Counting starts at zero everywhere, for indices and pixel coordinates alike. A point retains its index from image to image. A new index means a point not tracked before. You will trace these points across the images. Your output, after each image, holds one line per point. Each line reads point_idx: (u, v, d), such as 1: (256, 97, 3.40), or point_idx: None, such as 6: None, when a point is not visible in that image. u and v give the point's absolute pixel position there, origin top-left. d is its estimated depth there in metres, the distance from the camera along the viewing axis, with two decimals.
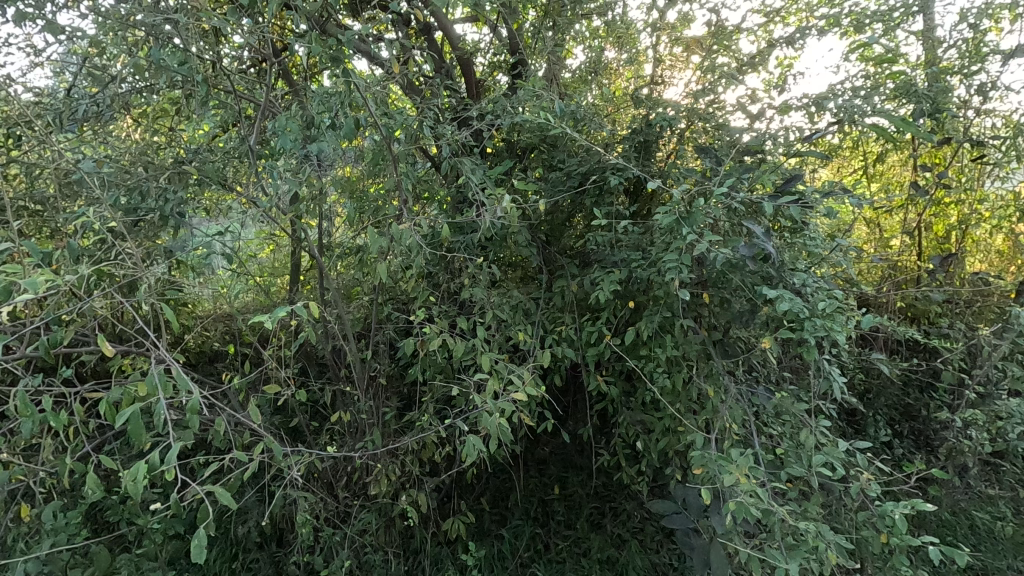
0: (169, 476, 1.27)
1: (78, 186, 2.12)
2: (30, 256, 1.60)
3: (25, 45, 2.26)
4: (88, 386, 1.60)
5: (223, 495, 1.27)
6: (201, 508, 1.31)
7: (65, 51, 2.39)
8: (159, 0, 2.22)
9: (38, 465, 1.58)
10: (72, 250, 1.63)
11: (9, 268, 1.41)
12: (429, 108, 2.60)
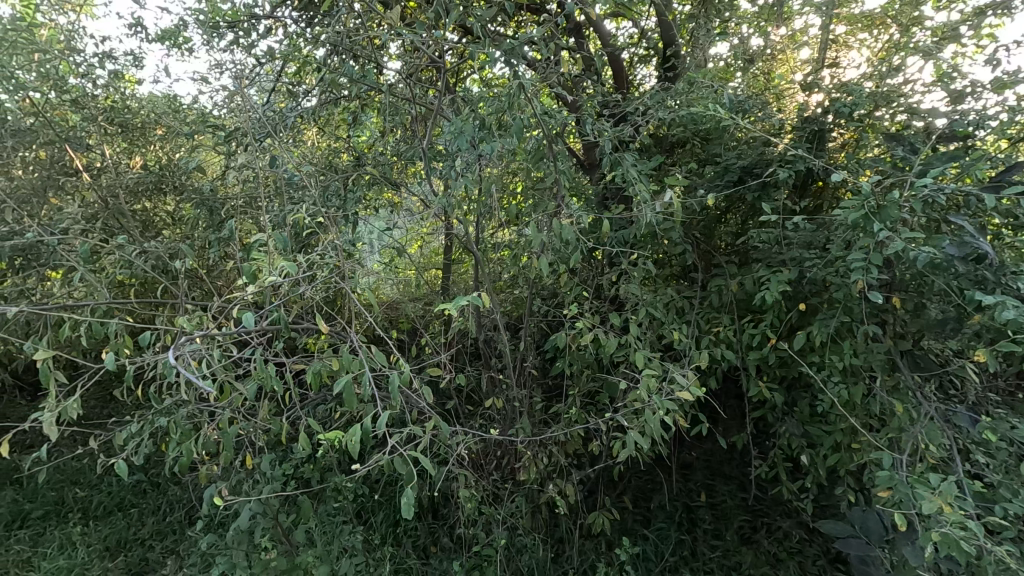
0: (375, 440, 1.46)
1: (283, 189, 2.48)
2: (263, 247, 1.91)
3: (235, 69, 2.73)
4: (297, 359, 1.84)
5: (427, 464, 1.50)
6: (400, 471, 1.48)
7: (264, 72, 2.83)
8: (342, 22, 2.52)
9: (260, 422, 1.88)
10: (291, 243, 1.90)
11: (256, 256, 1.70)
12: (583, 106, 2.63)
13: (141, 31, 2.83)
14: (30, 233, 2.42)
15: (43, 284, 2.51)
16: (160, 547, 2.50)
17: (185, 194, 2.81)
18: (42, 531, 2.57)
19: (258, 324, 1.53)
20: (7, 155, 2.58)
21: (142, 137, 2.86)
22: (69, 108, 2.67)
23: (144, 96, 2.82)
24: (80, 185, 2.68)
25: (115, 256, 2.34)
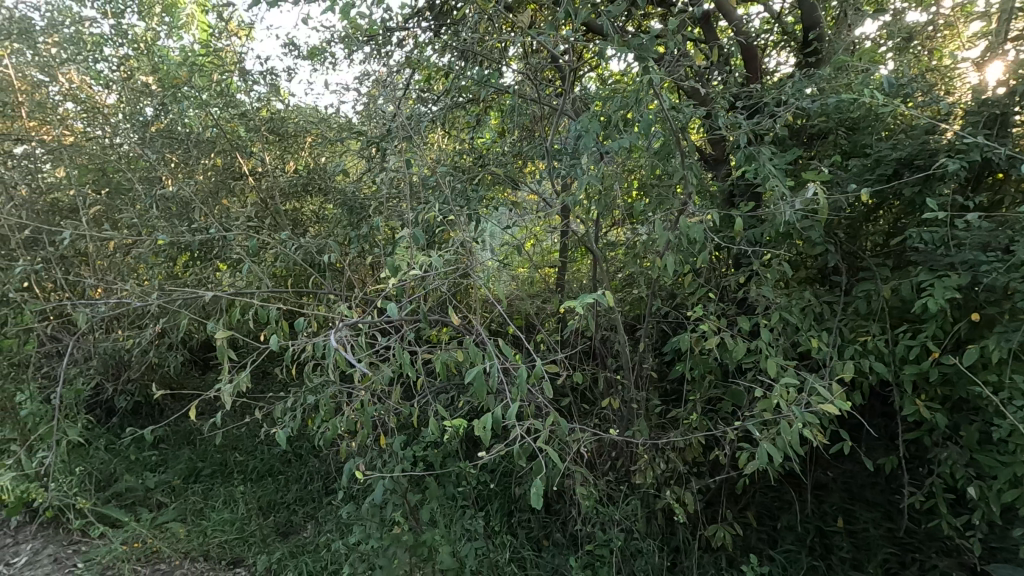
0: (504, 430, 1.52)
1: (413, 189, 2.63)
2: (402, 245, 2.04)
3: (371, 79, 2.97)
4: (428, 350, 1.95)
5: (557, 454, 1.62)
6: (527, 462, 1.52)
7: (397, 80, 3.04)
8: (469, 27, 2.63)
9: (394, 405, 2.02)
10: (426, 242, 2.01)
11: (399, 252, 1.83)
12: (711, 99, 2.51)
13: (294, 49, 3.18)
14: (211, 230, 2.81)
15: (216, 273, 2.89)
16: (302, 512, 2.79)
17: (328, 195, 3.09)
18: (211, 486, 2.98)
19: (399, 314, 1.71)
20: (193, 164, 3.02)
21: (294, 144, 3.19)
22: (239, 121, 3.05)
23: (297, 107, 3.16)
24: (247, 188, 3.05)
25: (274, 251, 2.65)
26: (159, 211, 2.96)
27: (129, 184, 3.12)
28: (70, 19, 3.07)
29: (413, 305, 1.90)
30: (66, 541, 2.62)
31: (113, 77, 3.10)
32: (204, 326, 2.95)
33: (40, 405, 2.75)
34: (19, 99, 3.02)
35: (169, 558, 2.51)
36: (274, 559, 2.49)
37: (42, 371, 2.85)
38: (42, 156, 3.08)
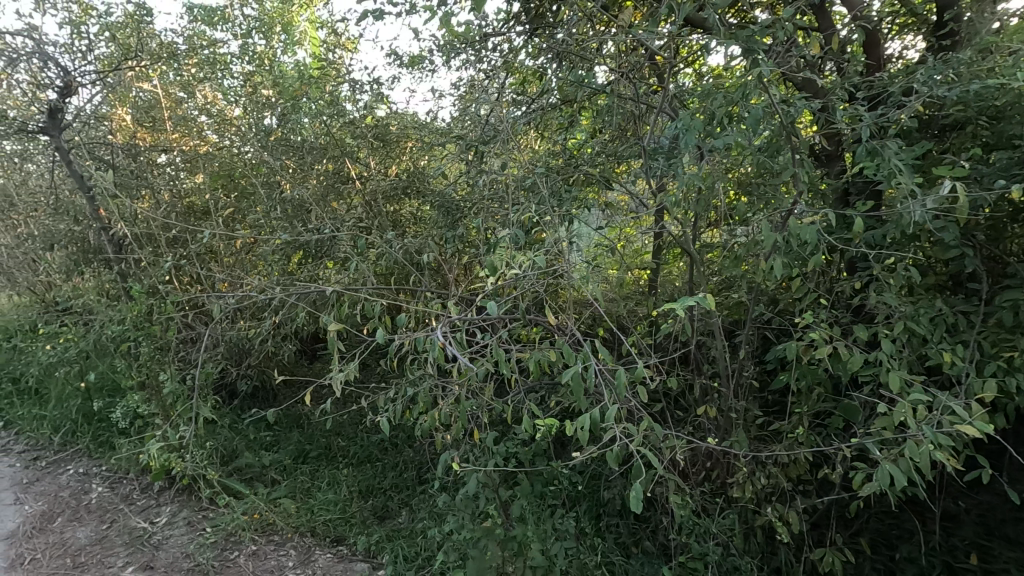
0: (604, 432, 1.51)
1: (506, 190, 2.67)
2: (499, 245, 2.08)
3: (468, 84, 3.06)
4: (522, 349, 1.96)
5: (656, 460, 1.57)
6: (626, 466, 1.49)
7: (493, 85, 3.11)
8: (565, 29, 2.63)
9: (488, 401, 2.07)
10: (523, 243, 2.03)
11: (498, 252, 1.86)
12: (825, 91, 2.34)
13: (396, 59, 3.34)
14: (322, 230, 3.02)
15: (326, 270, 3.10)
16: (398, 499, 2.93)
17: (425, 197, 3.22)
18: (317, 468, 3.21)
19: (499, 312, 1.75)
20: (308, 169, 3.25)
21: (396, 148, 3.33)
22: (347, 129, 3.26)
23: (398, 113, 3.32)
24: (354, 192, 3.24)
25: (379, 250, 2.80)
26: (277, 213, 3.23)
27: (252, 188, 3.43)
28: (206, 42, 3.51)
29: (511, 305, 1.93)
30: (198, 507, 2.93)
31: (241, 92, 3.42)
32: (314, 319, 3.19)
33: (180, 384, 3.11)
34: (165, 115, 3.43)
35: (282, 530, 2.74)
36: (373, 541, 2.63)
37: (181, 355, 3.22)
38: (181, 164, 3.46)
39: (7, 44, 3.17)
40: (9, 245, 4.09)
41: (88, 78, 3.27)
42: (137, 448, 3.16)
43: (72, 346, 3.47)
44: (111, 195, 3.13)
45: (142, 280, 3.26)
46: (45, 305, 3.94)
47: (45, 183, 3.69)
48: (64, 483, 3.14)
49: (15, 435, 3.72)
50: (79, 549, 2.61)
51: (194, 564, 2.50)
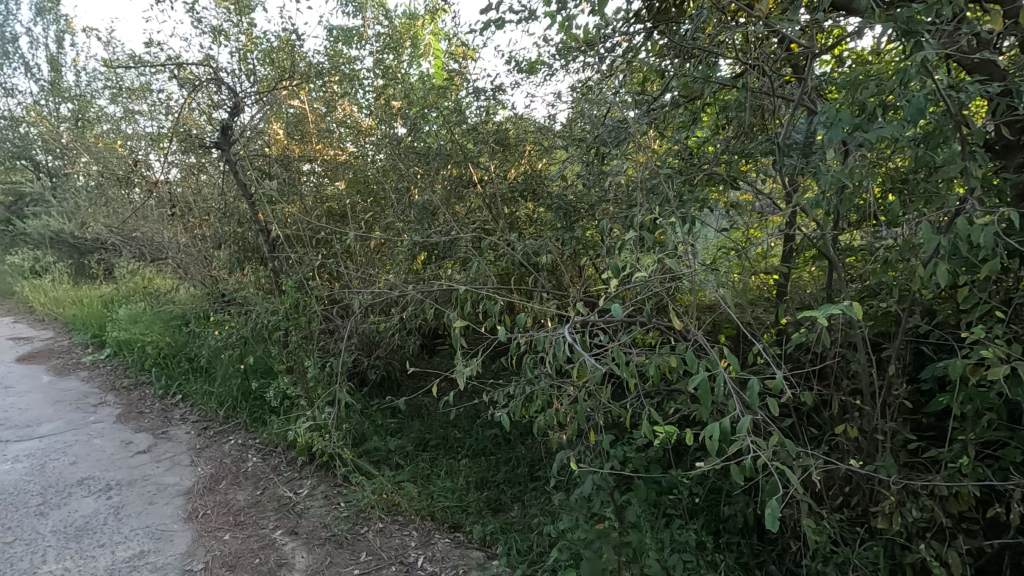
0: (735, 441, 1.44)
1: (625, 191, 2.63)
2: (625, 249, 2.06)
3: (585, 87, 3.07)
4: (643, 354, 1.92)
5: (791, 476, 1.47)
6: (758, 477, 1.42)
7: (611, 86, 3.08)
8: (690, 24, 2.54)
9: (605, 403, 2.06)
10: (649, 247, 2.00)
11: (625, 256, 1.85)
12: (1005, 72, 2.03)
13: (514, 66, 3.44)
14: (446, 232, 3.19)
15: (448, 270, 3.26)
16: (511, 493, 3.02)
17: (542, 199, 3.28)
18: (436, 456, 3.40)
19: (623, 314, 1.71)
20: (434, 174, 3.40)
21: (516, 151, 3.41)
22: (469, 134, 3.37)
23: (515, 118, 3.43)
24: (474, 194, 3.36)
25: (501, 251, 2.90)
26: (406, 216, 3.44)
27: (382, 193, 3.70)
28: (345, 60, 3.86)
29: (634, 310, 1.91)
30: (333, 483, 3.23)
31: (375, 105, 3.71)
32: (436, 316, 3.38)
33: (320, 371, 3.45)
34: (312, 128, 3.83)
35: (405, 511, 2.93)
36: (487, 531, 2.74)
37: (321, 344, 3.57)
38: (323, 173, 3.84)
39: (191, 73, 3.73)
40: (187, 244, 4.79)
41: (251, 98, 3.73)
42: (285, 425, 3.56)
43: (235, 333, 3.99)
44: (269, 201, 3.55)
45: (291, 276, 3.66)
46: (214, 297, 4.56)
47: (215, 191, 4.27)
48: (227, 452, 3.62)
49: (190, 407, 4.37)
50: (239, 509, 2.98)
51: (330, 534, 2.76)
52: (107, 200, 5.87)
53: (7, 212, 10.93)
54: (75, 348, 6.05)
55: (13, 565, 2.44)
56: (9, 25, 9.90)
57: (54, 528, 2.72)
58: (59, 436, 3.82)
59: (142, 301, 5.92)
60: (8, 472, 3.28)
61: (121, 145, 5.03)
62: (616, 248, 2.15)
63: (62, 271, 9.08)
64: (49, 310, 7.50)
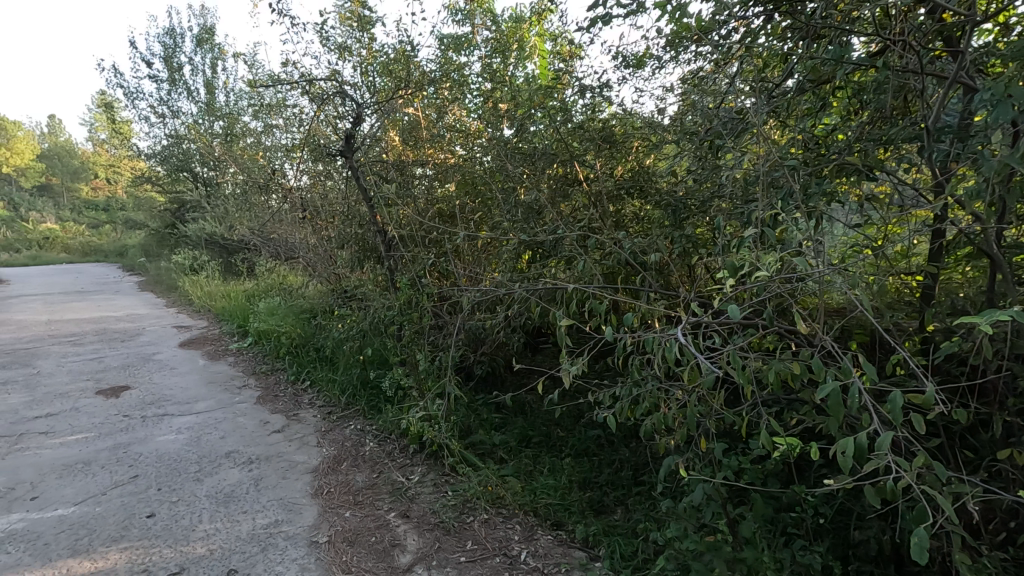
0: (873, 460, 1.30)
1: (742, 187, 2.48)
2: (746, 249, 1.95)
3: (697, 80, 2.93)
4: (761, 359, 1.80)
5: (943, 504, 1.29)
6: (900, 499, 1.27)
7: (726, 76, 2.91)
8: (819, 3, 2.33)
9: (718, 410, 1.97)
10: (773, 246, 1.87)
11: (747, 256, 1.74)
12: None
13: (621, 61, 3.37)
14: (552, 231, 3.21)
15: (552, 269, 3.28)
16: (614, 497, 2.99)
17: (650, 196, 3.19)
18: (539, 453, 3.44)
19: (741, 316, 1.61)
20: (540, 174, 3.42)
21: (623, 147, 3.33)
22: (576, 133, 3.35)
23: (621, 114, 3.36)
24: (580, 193, 3.36)
25: (608, 250, 2.85)
26: (513, 216, 3.48)
27: (489, 194, 3.78)
28: (456, 66, 4.01)
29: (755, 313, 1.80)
30: (441, 472, 3.38)
31: (483, 108, 3.83)
32: (540, 314, 3.42)
33: (431, 364, 3.63)
34: (424, 134, 4.04)
35: (509, 505, 2.99)
36: (590, 531, 2.72)
37: (432, 339, 3.76)
38: (434, 176, 4.03)
39: (320, 89, 4.08)
40: (315, 245, 5.25)
41: (370, 108, 4.01)
42: (398, 414, 3.79)
43: (355, 327, 4.31)
44: (387, 204, 3.80)
45: (406, 274, 3.89)
46: (338, 293, 4.97)
47: (339, 195, 4.64)
48: (348, 436, 3.93)
49: (317, 393, 4.80)
50: (358, 490, 3.22)
51: (439, 520, 2.89)
52: (249, 205, 6.59)
53: (172, 217, 12.67)
54: (224, 336, 6.88)
55: (177, 521, 2.82)
56: (176, 56, 11.46)
57: (208, 493, 3.11)
58: (212, 413, 4.36)
59: (278, 296, 6.59)
60: (173, 441, 3.80)
61: (262, 156, 5.64)
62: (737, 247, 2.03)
63: (213, 269, 10.36)
64: (204, 303, 8.59)
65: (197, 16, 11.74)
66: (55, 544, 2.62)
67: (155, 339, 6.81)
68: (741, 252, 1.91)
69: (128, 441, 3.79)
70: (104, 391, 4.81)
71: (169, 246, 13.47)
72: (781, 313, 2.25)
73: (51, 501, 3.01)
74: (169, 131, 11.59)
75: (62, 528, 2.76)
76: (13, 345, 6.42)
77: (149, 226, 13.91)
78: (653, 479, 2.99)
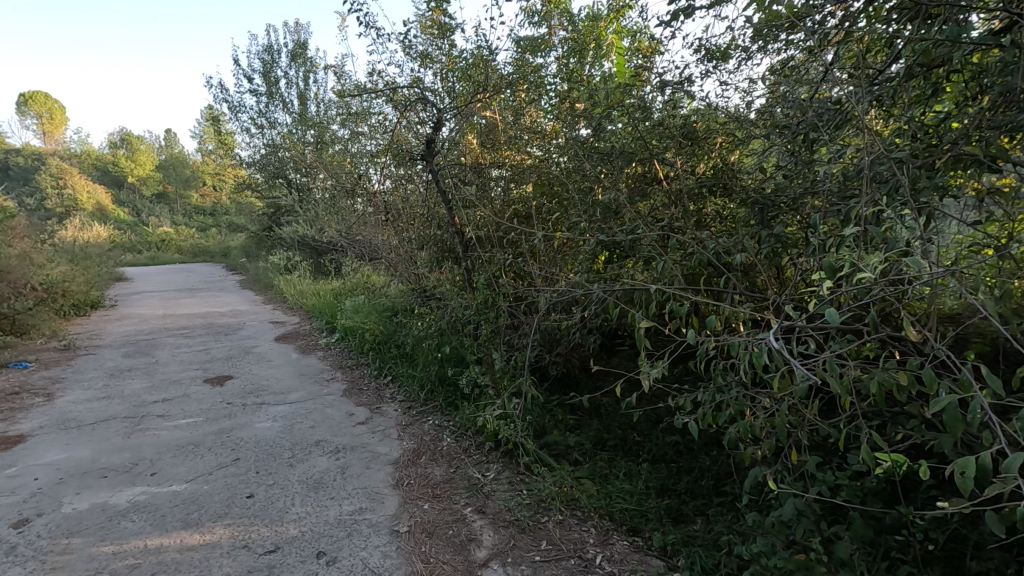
0: (997, 484, 1.18)
1: (838, 183, 2.31)
2: (848, 250, 1.81)
3: (789, 70, 2.76)
4: (864, 369, 1.67)
5: None
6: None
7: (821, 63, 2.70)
8: None
9: (811, 420, 1.85)
10: (879, 248, 1.72)
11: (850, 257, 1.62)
12: None
13: (704, 54, 3.25)
14: (630, 232, 3.15)
15: (629, 269, 3.21)
16: (694, 506, 2.89)
17: (735, 194, 3.05)
18: (615, 456, 3.39)
19: (841, 321, 1.50)
20: (618, 173, 3.36)
21: (705, 143, 3.19)
22: (655, 131, 3.25)
23: (703, 109, 3.25)
24: (660, 191, 3.26)
25: (690, 250, 2.75)
26: (591, 216, 3.43)
27: (565, 194, 3.76)
28: (533, 68, 4.02)
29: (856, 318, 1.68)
30: (516, 471, 3.42)
31: (559, 108, 3.82)
32: (615, 316, 3.37)
33: (506, 363, 3.67)
34: (501, 137, 4.10)
35: (584, 507, 2.96)
36: (668, 540, 2.64)
37: (507, 339, 3.82)
38: (511, 177, 4.08)
39: (402, 96, 4.25)
40: (397, 246, 5.47)
41: (450, 113, 4.12)
42: (475, 412, 3.87)
43: (434, 325, 4.45)
44: (465, 206, 3.89)
45: (483, 274, 3.96)
46: (418, 292, 5.15)
47: (420, 198, 4.80)
48: (426, 430, 4.07)
49: (398, 388, 5.00)
50: (436, 483, 3.32)
51: (514, 518, 2.92)
52: (337, 209, 6.98)
53: (269, 221, 13.67)
54: (314, 332, 7.33)
55: (273, 502, 3.05)
56: (273, 71, 12.35)
57: (299, 478, 3.33)
58: (303, 403, 4.66)
59: (362, 295, 6.93)
60: (270, 428, 4.10)
61: (349, 162, 5.95)
62: (837, 248, 1.89)
63: (305, 269, 11.06)
64: (296, 300, 9.20)
65: (292, 32, 12.59)
66: (170, 516, 2.91)
67: (254, 333, 7.38)
68: (842, 253, 1.78)
69: (231, 427, 4.13)
70: (211, 380, 5.27)
71: (267, 247, 14.54)
72: (885, 319, 2.08)
73: (167, 477, 3.34)
74: (267, 141, 12.51)
75: (176, 502, 3.05)
76: (137, 336, 7.19)
77: (250, 229, 15.08)
78: (736, 491, 2.86)
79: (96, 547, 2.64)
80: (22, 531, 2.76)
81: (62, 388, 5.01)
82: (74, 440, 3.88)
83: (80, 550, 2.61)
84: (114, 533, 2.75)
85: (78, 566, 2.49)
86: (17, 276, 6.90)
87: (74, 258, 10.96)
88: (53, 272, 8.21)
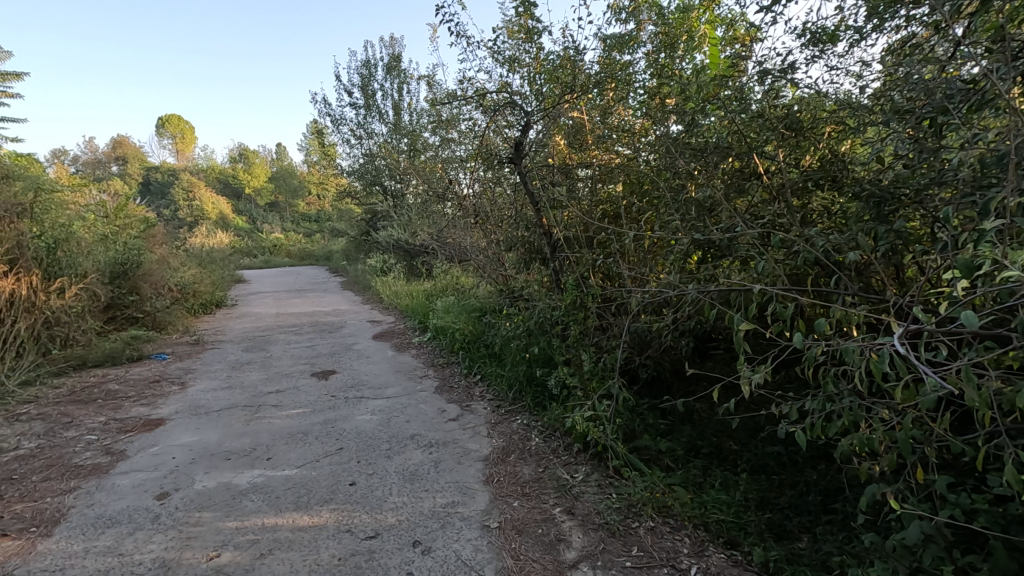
0: None
1: (973, 172, 2.05)
2: (993, 247, 1.61)
3: (910, 47, 2.50)
4: (1008, 380, 1.48)
5: None
6: None
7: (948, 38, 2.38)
8: None
9: (940, 436, 1.67)
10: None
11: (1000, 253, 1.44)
12: None
13: (810, 38, 3.02)
14: (726, 230, 3.01)
15: (726, 269, 3.06)
16: (799, 522, 2.70)
17: (846, 188, 2.82)
18: (710, 465, 3.24)
19: (979, 324, 1.34)
20: (713, 169, 3.22)
21: (811, 134, 2.98)
22: (755, 124, 3.08)
23: (808, 97, 3.02)
24: (759, 187, 3.08)
25: (794, 249, 2.57)
26: (684, 214, 3.29)
27: (656, 192, 3.65)
28: (622, 66, 3.95)
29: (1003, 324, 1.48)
30: (605, 474, 3.38)
31: (648, 105, 3.72)
32: (710, 318, 3.23)
33: (595, 365, 3.64)
34: (589, 137, 4.06)
35: (677, 515, 2.87)
36: (771, 556, 2.49)
37: (596, 340, 3.80)
38: (598, 176, 4.03)
39: (491, 102, 4.34)
40: (485, 248, 5.60)
41: (537, 116, 4.15)
42: (563, 413, 3.88)
43: (523, 326, 4.51)
44: (555, 207, 3.91)
45: (571, 275, 3.95)
46: (507, 293, 5.23)
47: (507, 200, 4.88)
48: (515, 429, 4.13)
49: (487, 386, 5.12)
50: (525, 482, 3.36)
51: (603, 522, 2.89)
52: (429, 213, 7.27)
53: (367, 226, 14.53)
54: (408, 331, 7.69)
55: (373, 491, 3.23)
56: (371, 84, 13.11)
57: (396, 470, 3.50)
58: (399, 398, 4.90)
59: (453, 296, 7.16)
60: (369, 421, 4.36)
61: (440, 167, 6.17)
62: (979, 246, 1.68)
63: (399, 270, 11.61)
64: (391, 301, 9.69)
65: (387, 46, 13.29)
66: (284, 498, 3.17)
67: (354, 331, 7.86)
68: (986, 250, 1.58)
69: (335, 418, 4.43)
70: (317, 374, 5.69)
71: (365, 250, 15.44)
72: None
73: (281, 462, 3.65)
74: (365, 151, 13.28)
75: (289, 485, 3.33)
76: (254, 333, 7.92)
77: (350, 234, 16.12)
78: (849, 509, 2.63)
79: (222, 522, 2.93)
80: (164, 503, 3.13)
81: (194, 378, 5.63)
82: (204, 425, 4.34)
83: (210, 523, 2.92)
84: (237, 510, 3.05)
85: (208, 537, 2.79)
86: (157, 279, 7.85)
87: (203, 263, 12.27)
88: (186, 275, 9.26)
